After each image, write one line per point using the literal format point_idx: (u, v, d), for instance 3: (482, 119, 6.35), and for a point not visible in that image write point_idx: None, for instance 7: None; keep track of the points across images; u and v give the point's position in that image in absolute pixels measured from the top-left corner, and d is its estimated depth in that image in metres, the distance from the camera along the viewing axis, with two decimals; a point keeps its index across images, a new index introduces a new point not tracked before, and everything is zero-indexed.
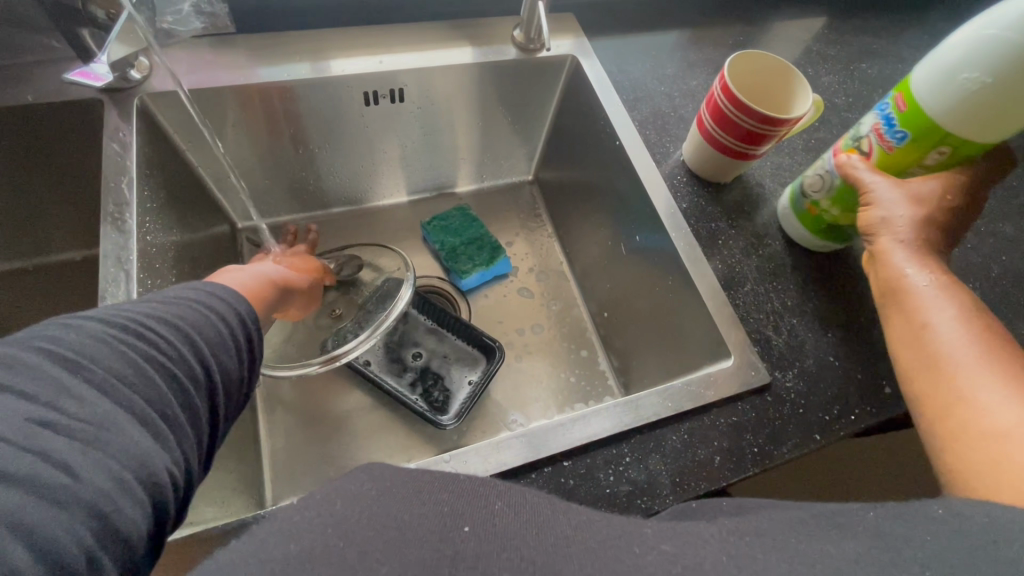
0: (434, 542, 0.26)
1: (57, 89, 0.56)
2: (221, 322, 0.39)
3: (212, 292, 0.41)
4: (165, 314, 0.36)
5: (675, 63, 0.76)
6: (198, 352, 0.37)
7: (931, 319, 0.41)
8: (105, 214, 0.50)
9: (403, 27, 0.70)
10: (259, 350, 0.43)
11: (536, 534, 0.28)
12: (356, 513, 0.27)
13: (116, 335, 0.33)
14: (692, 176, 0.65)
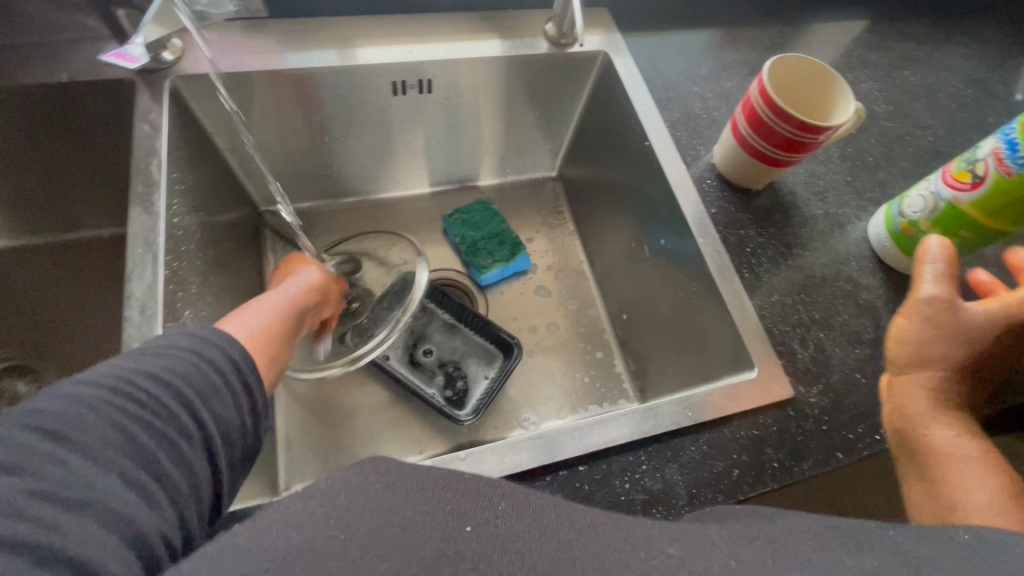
0: (437, 540, 0.26)
1: (92, 70, 0.57)
2: (217, 371, 0.36)
3: (203, 335, 0.37)
4: (151, 370, 0.33)
5: (710, 62, 0.74)
6: (190, 406, 0.33)
7: (956, 474, 0.38)
8: (135, 194, 0.51)
9: (433, 17, 0.70)
10: (262, 394, 0.39)
11: (542, 535, 0.27)
12: (363, 503, 0.27)
13: (103, 397, 0.30)
14: (722, 181, 0.64)
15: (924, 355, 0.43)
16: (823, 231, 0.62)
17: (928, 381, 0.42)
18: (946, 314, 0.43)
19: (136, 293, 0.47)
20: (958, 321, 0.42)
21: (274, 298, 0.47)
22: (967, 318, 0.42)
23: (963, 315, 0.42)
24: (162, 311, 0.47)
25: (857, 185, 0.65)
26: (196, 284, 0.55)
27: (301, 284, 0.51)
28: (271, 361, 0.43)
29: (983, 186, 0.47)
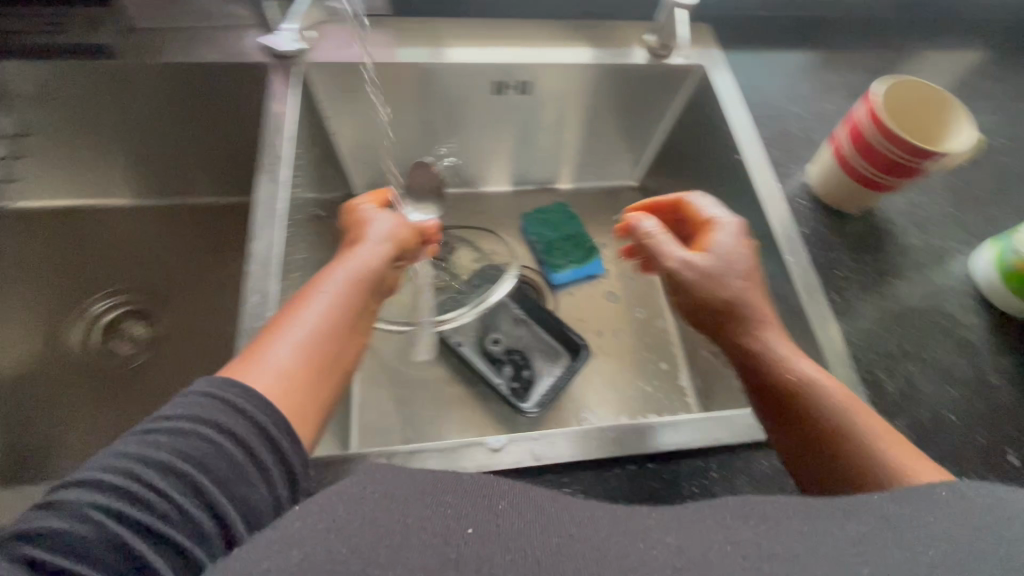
0: (438, 544, 0.25)
1: (237, 53, 0.64)
2: (237, 447, 0.33)
3: (224, 398, 0.35)
4: (162, 463, 0.31)
5: (809, 84, 0.73)
6: (205, 499, 0.31)
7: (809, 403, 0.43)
8: (263, 165, 0.56)
9: (537, 23, 0.73)
10: (298, 455, 0.36)
11: (542, 530, 0.27)
12: (362, 510, 0.27)
13: (103, 506, 0.29)
14: (815, 202, 0.62)
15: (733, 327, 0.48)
16: (922, 262, 0.59)
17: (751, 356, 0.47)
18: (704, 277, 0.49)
19: (258, 253, 0.52)
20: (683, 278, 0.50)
21: (313, 304, 0.43)
22: (686, 269, 0.50)
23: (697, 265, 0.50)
24: (280, 271, 0.52)
25: (963, 218, 0.62)
26: (303, 252, 0.60)
27: (345, 270, 0.46)
28: (317, 386, 0.40)
29: None
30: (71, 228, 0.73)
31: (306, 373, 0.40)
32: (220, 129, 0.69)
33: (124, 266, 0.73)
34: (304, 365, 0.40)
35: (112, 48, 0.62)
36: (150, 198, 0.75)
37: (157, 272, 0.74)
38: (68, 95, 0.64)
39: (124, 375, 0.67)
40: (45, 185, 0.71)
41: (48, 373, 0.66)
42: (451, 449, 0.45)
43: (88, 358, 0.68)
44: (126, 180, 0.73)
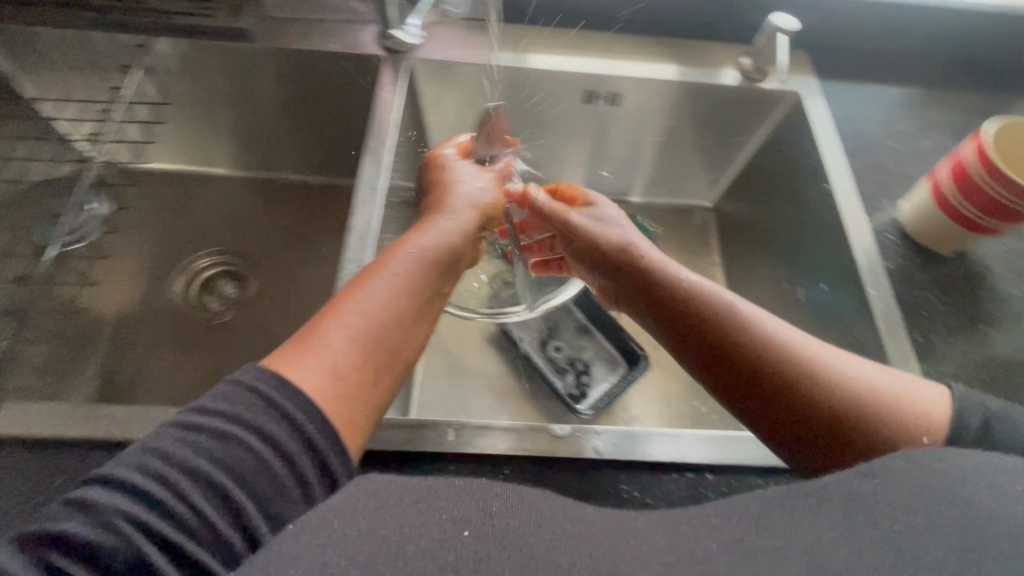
0: (436, 549, 0.27)
1: (355, 45, 0.69)
2: (275, 458, 0.33)
3: (270, 399, 0.35)
4: (202, 469, 0.31)
5: (908, 120, 0.72)
6: (240, 513, 0.31)
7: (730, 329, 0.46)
8: (368, 148, 0.61)
9: (633, 38, 0.75)
10: (342, 467, 0.35)
11: (538, 527, 0.28)
12: (358, 522, 0.29)
13: (132, 514, 0.29)
14: (904, 238, 0.61)
15: (662, 293, 0.51)
16: (1018, 313, 0.56)
17: (691, 325, 0.48)
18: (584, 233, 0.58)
19: (357, 227, 0.56)
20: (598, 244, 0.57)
21: (375, 289, 0.44)
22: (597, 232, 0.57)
23: (602, 231, 0.57)
24: (375, 246, 0.56)
25: None
26: (392, 232, 0.64)
27: (414, 255, 0.48)
28: (364, 385, 0.39)
29: None
30: (184, 189, 0.81)
31: (355, 363, 0.40)
32: (326, 113, 0.75)
33: (223, 229, 0.80)
34: (354, 357, 0.40)
35: (243, 31, 0.68)
36: (253, 170, 0.83)
37: (251, 239, 0.81)
38: (198, 68, 0.71)
39: (213, 328, 0.73)
40: (167, 150, 0.79)
41: (152, 318, 0.73)
42: (516, 430, 0.46)
43: (184, 308, 0.74)
44: (235, 151, 0.81)
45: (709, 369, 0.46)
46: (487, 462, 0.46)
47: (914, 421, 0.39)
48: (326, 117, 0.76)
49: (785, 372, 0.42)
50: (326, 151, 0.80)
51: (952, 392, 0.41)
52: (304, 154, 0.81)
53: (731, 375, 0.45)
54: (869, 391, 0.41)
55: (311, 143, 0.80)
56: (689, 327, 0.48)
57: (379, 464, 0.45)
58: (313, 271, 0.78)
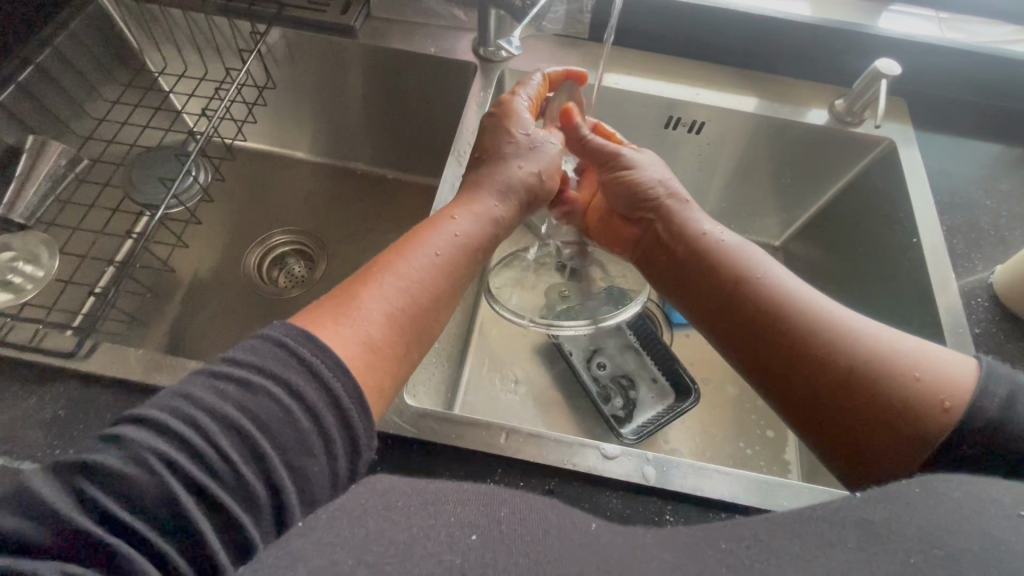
0: (441, 551, 0.27)
1: (449, 50, 0.72)
2: (301, 413, 0.34)
3: (299, 355, 0.35)
4: (230, 417, 0.32)
5: (1011, 180, 0.68)
6: (264, 462, 0.32)
7: (748, 291, 0.47)
8: (455, 150, 0.63)
9: (723, 68, 0.75)
10: (365, 427, 0.36)
11: (546, 534, 0.29)
12: (365, 523, 0.29)
13: (161, 452, 0.30)
14: (994, 304, 0.57)
15: (683, 248, 0.53)
16: None
17: (714, 283, 0.50)
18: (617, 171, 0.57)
19: None
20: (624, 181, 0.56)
21: (415, 265, 0.45)
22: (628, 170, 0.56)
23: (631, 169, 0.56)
24: None
25: None
26: None
27: (455, 240, 0.48)
28: (391, 360, 0.41)
29: None
30: (270, 169, 0.86)
31: (386, 338, 0.41)
32: (413, 111, 0.79)
33: (301, 209, 0.85)
34: (385, 331, 0.41)
35: (352, 28, 0.72)
36: (331, 157, 0.87)
37: (325, 222, 0.84)
38: (302, 58, 0.75)
39: (278, 301, 0.77)
40: (262, 131, 0.85)
41: (224, 284, 0.77)
42: (567, 444, 0.46)
43: (256, 280, 0.78)
44: (322, 139, 0.86)
45: (730, 334, 0.48)
46: (531, 471, 0.46)
47: (933, 390, 0.39)
48: (413, 116, 0.79)
49: (802, 330, 0.44)
50: (409, 150, 0.84)
51: (983, 364, 0.40)
52: (389, 150, 0.85)
53: (754, 338, 0.46)
54: (884, 351, 0.41)
55: (395, 140, 0.83)
56: (711, 285, 0.50)
57: (428, 456, 0.46)
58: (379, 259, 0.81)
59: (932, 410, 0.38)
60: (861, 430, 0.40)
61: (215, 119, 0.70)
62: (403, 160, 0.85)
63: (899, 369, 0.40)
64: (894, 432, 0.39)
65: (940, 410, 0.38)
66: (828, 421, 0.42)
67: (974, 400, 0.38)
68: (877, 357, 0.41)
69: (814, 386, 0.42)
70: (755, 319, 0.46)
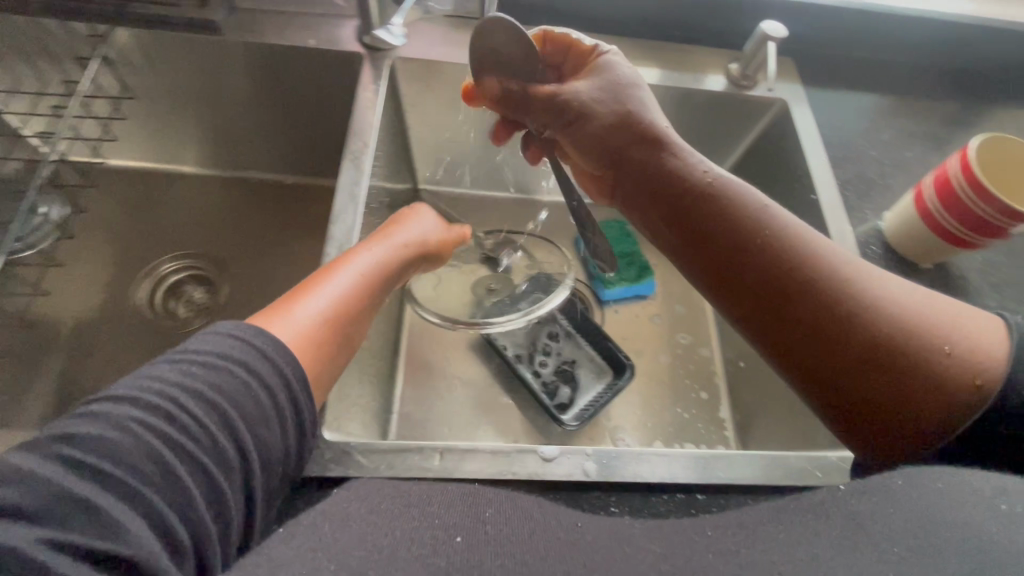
0: (425, 556, 0.32)
1: (332, 41, 0.66)
2: (263, 388, 0.37)
3: (251, 341, 0.38)
4: (199, 389, 0.34)
5: (891, 129, 0.73)
6: (232, 433, 0.34)
7: (768, 248, 0.42)
8: (349, 152, 0.58)
9: (618, 40, 0.74)
10: (309, 408, 0.40)
11: (530, 535, 0.35)
12: (347, 529, 0.34)
13: (139, 418, 0.32)
14: (887, 250, 0.61)
15: (685, 197, 0.46)
16: None
17: (727, 236, 0.44)
18: (586, 107, 0.51)
19: (337, 234, 0.53)
20: (606, 121, 0.50)
21: (341, 279, 0.47)
22: (593, 105, 0.51)
23: (603, 104, 0.50)
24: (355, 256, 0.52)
25: None
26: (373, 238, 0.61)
27: (375, 257, 0.50)
28: (324, 357, 0.43)
29: None
30: (148, 189, 0.77)
31: (322, 339, 0.43)
32: (303, 109, 0.72)
33: (191, 230, 0.76)
34: (321, 330, 0.43)
35: (217, 23, 0.66)
36: (217, 168, 0.79)
37: (221, 241, 0.76)
38: (163, 61, 0.67)
39: (178, 336, 0.69)
40: (132, 148, 0.75)
41: (111, 324, 0.68)
42: (505, 453, 0.45)
43: (149, 317, 0.70)
44: (204, 149, 0.77)
45: (742, 302, 0.43)
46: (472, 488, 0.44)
47: (971, 367, 0.37)
48: (304, 115, 0.73)
49: (839, 293, 0.39)
50: (307, 154, 0.77)
51: (1010, 321, 0.39)
52: (286, 155, 0.78)
53: (772, 305, 0.41)
54: (924, 322, 0.39)
55: (289, 143, 0.76)
56: (720, 241, 0.44)
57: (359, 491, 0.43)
58: (289, 275, 0.74)
59: (965, 385, 0.37)
60: (894, 402, 0.38)
61: (59, 141, 0.60)
62: (303, 163, 0.78)
63: (932, 340, 0.38)
64: (929, 403, 0.37)
65: (972, 386, 0.37)
66: (859, 394, 0.38)
67: (1007, 378, 0.36)
68: (908, 328, 0.38)
69: (843, 353, 0.39)
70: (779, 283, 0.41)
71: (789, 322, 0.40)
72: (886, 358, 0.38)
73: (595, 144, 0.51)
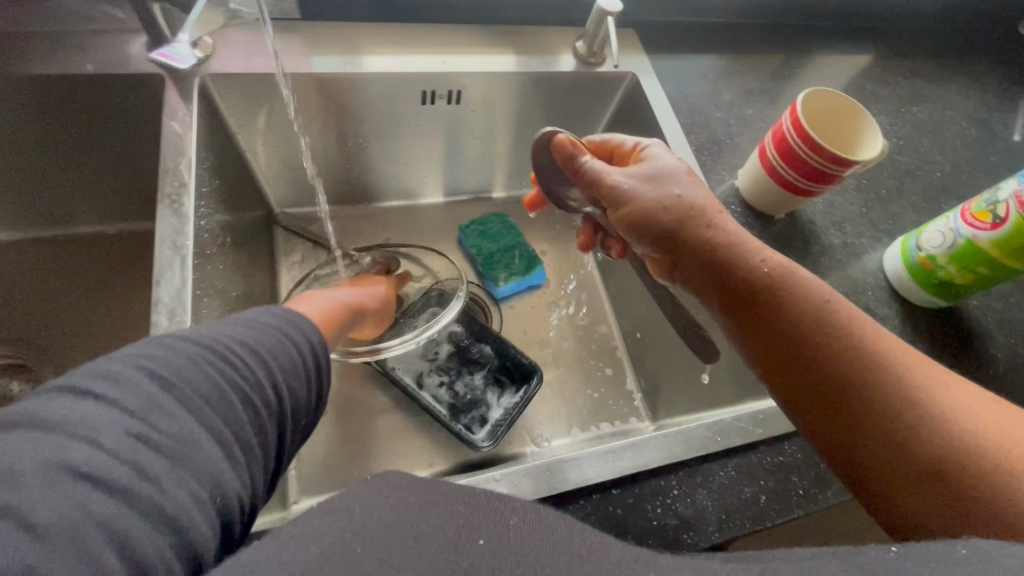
0: (449, 553, 0.24)
1: (121, 64, 0.56)
2: (296, 347, 0.38)
3: (287, 315, 0.40)
4: (247, 338, 0.36)
5: (731, 89, 0.77)
6: (275, 381, 0.36)
7: (833, 346, 0.41)
8: (163, 196, 0.49)
9: (458, 28, 0.70)
10: (325, 379, 0.41)
11: (552, 549, 0.26)
12: (384, 514, 0.26)
13: (205, 351, 0.33)
14: (744, 207, 0.65)
15: (745, 282, 0.45)
16: (839, 261, 0.64)
17: (793, 322, 0.43)
18: (638, 193, 0.50)
19: (164, 299, 0.45)
20: (658, 205, 0.49)
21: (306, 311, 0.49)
22: (646, 192, 0.50)
23: (655, 188, 0.50)
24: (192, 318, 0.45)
25: (872, 217, 0.68)
26: (218, 286, 0.53)
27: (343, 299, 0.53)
28: None
29: (1003, 227, 0.51)
30: None
31: None
32: (108, 143, 0.61)
33: None
34: None
35: None
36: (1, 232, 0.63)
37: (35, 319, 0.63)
38: None
39: None
40: None
41: None
42: None
43: None
44: None
45: (800, 392, 0.42)
46: None
47: None
48: (110, 150, 0.61)
49: (894, 392, 0.38)
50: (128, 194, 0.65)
51: None
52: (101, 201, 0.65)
53: (825, 396, 0.41)
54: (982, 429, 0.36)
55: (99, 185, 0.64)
56: (776, 324, 0.43)
57: None
58: None
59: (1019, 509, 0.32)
60: (945, 506, 0.35)
61: None
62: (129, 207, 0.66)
63: (996, 455, 0.34)
64: (987, 514, 0.33)
65: None
66: (915, 499, 0.36)
67: None
68: (966, 434, 0.36)
69: (896, 446, 0.37)
70: (836, 372, 0.40)
71: (845, 411, 0.40)
72: (945, 457, 0.36)
73: (643, 227, 0.50)
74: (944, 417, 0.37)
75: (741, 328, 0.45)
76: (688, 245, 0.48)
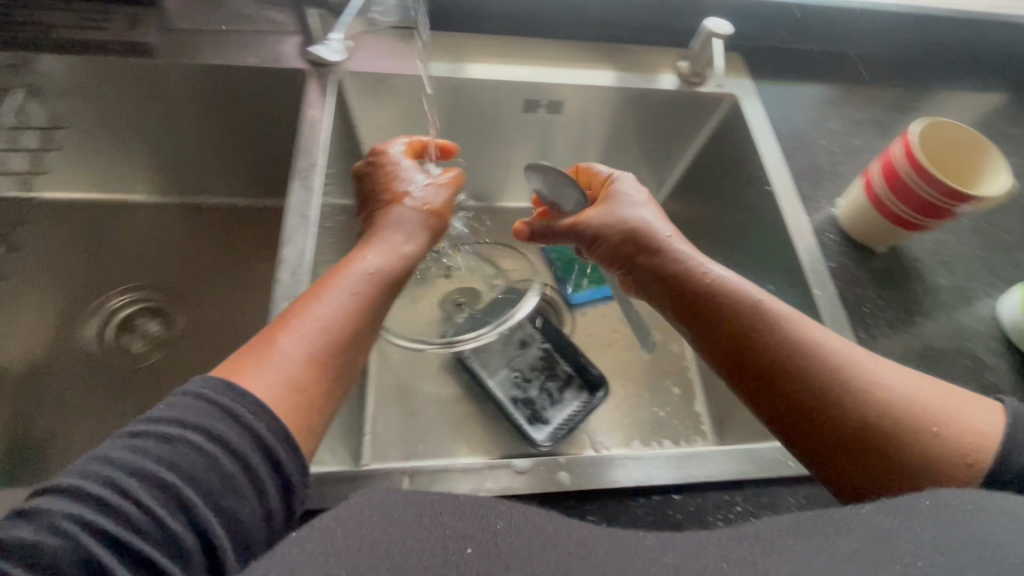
0: (436, 565, 0.25)
1: (276, 59, 0.65)
2: (223, 455, 0.32)
3: (216, 402, 0.34)
4: (147, 468, 0.30)
5: (839, 117, 0.74)
6: (191, 512, 0.30)
7: (771, 348, 0.43)
8: (297, 172, 0.56)
9: (566, 44, 0.74)
10: (296, 465, 0.35)
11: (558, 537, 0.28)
12: (361, 531, 0.26)
13: (80, 513, 0.28)
14: (842, 236, 0.63)
15: (697, 295, 0.48)
16: (945, 303, 0.60)
17: (735, 325, 0.45)
18: (605, 225, 0.53)
19: (287, 258, 0.51)
20: (624, 235, 0.52)
21: (328, 305, 0.42)
22: (609, 224, 0.53)
23: (619, 211, 0.53)
24: (310, 277, 0.51)
25: (989, 262, 0.63)
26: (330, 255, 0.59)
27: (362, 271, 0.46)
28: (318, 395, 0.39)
29: None
30: (98, 221, 0.74)
31: (310, 376, 0.39)
32: (251, 128, 0.70)
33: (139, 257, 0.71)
34: (309, 368, 0.39)
35: (148, 45, 0.64)
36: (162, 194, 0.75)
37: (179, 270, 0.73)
38: (95, 88, 0.65)
39: (134, 372, 0.66)
40: (68, 180, 0.72)
41: (63, 364, 0.65)
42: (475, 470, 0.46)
43: (100, 355, 0.66)
44: (150, 172, 0.74)
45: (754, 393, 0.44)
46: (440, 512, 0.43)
47: (954, 440, 0.37)
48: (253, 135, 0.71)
49: (824, 376, 0.41)
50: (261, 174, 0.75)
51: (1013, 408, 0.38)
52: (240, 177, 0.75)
53: (776, 397, 0.42)
54: (910, 398, 0.39)
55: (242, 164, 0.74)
56: (723, 329, 0.46)
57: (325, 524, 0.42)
58: (252, 298, 0.72)
59: (954, 461, 0.37)
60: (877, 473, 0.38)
61: None
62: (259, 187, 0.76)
63: (921, 417, 0.38)
64: (906, 475, 0.37)
65: (964, 464, 0.36)
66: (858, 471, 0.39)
67: (999, 456, 0.36)
68: (892, 406, 0.39)
69: (832, 432, 0.40)
70: (774, 371, 0.43)
71: (789, 406, 0.42)
72: (870, 430, 0.39)
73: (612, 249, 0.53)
74: (868, 397, 0.39)
75: (703, 348, 0.47)
76: (648, 266, 0.51)
